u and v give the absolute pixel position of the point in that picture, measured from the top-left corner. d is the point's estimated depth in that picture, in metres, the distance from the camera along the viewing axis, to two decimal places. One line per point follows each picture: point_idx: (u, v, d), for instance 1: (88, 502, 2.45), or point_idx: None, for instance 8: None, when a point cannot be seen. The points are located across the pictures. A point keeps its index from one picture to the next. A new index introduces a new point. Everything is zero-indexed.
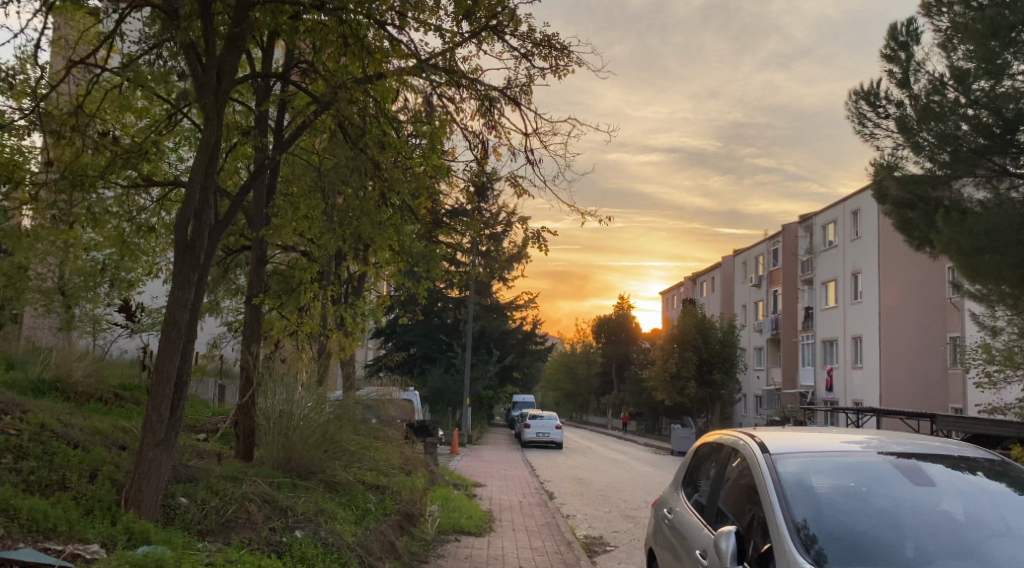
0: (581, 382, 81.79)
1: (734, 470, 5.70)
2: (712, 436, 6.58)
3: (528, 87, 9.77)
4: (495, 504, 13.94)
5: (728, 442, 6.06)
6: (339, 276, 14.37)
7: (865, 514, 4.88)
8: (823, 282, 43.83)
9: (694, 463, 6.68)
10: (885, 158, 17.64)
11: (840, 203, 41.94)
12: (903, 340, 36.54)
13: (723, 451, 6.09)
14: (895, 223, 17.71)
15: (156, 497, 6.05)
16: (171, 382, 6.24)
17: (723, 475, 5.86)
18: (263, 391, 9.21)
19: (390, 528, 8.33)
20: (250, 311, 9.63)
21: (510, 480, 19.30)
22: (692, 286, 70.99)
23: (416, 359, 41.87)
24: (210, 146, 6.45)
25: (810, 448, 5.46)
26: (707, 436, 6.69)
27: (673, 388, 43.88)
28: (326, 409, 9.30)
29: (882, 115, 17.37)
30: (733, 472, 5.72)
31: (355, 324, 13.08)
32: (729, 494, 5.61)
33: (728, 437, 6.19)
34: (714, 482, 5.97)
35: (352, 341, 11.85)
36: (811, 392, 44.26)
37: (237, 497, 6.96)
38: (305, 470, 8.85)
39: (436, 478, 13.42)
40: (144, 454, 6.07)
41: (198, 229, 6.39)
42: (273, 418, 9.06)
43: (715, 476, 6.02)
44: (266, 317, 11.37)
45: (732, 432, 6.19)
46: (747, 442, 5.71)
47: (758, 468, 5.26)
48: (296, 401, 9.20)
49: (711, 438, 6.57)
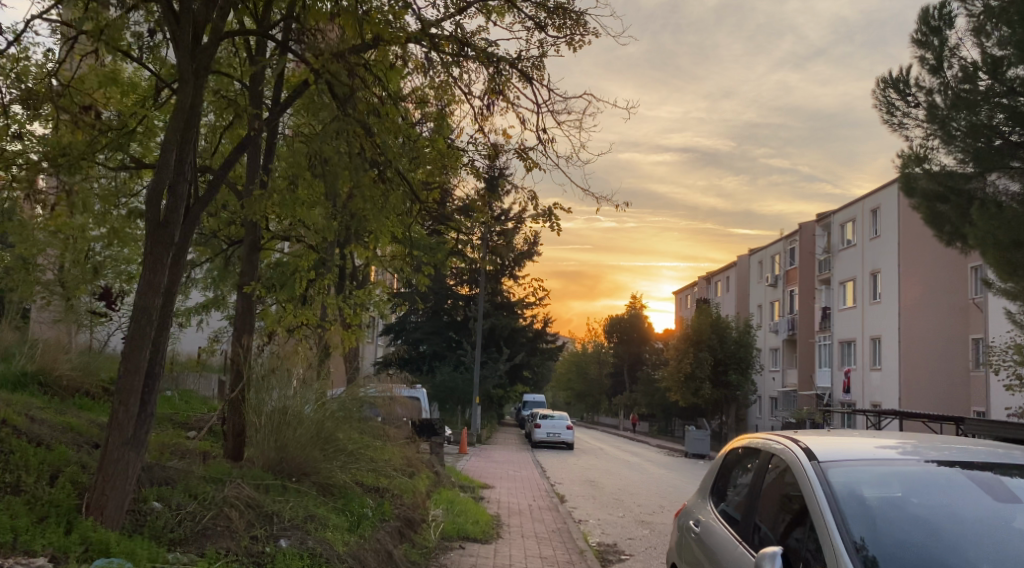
0: (592, 382, 81.07)
1: (772, 479, 5.01)
2: (744, 439, 5.91)
3: (540, 61, 9.13)
4: (504, 508, 13.26)
5: (764, 446, 5.39)
6: (341, 267, 13.73)
7: (928, 535, 4.19)
8: (840, 281, 42.98)
9: (724, 469, 5.97)
10: (914, 149, 16.90)
11: (859, 202, 41.08)
12: (924, 340, 35.65)
13: (760, 455, 5.38)
14: (924, 217, 16.87)
15: (122, 503, 5.41)
16: (141, 373, 5.61)
17: (758, 483, 5.18)
18: (256, 386, 8.58)
19: (388, 535, 7.68)
20: (241, 300, 8.99)
21: (520, 482, 18.62)
22: (706, 285, 70.14)
23: (425, 357, 41.26)
24: (187, 111, 5.88)
25: (859, 454, 4.76)
26: (738, 439, 6.01)
27: (688, 389, 43.12)
28: (323, 406, 8.66)
29: (911, 104, 16.60)
30: (770, 480, 5.03)
31: (358, 317, 12.46)
32: (766, 506, 4.92)
33: (762, 441, 5.50)
34: (749, 491, 5.27)
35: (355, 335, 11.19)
36: (827, 394, 43.38)
37: (217, 503, 6.31)
38: (298, 471, 8.20)
39: (442, 480, 12.75)
40: (109, 454, 5.44)
41: (173, 204, 5.76)
42: (266, 415, 8.43)
43: (747, 485, 5.35)
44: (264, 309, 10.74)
45: (767, 435, 5.51)
46: (788, 446, 5.01)
47: (802, 476, 4.57)
48: (291, 398, 8.55)
49: (742, 442, 5.90)
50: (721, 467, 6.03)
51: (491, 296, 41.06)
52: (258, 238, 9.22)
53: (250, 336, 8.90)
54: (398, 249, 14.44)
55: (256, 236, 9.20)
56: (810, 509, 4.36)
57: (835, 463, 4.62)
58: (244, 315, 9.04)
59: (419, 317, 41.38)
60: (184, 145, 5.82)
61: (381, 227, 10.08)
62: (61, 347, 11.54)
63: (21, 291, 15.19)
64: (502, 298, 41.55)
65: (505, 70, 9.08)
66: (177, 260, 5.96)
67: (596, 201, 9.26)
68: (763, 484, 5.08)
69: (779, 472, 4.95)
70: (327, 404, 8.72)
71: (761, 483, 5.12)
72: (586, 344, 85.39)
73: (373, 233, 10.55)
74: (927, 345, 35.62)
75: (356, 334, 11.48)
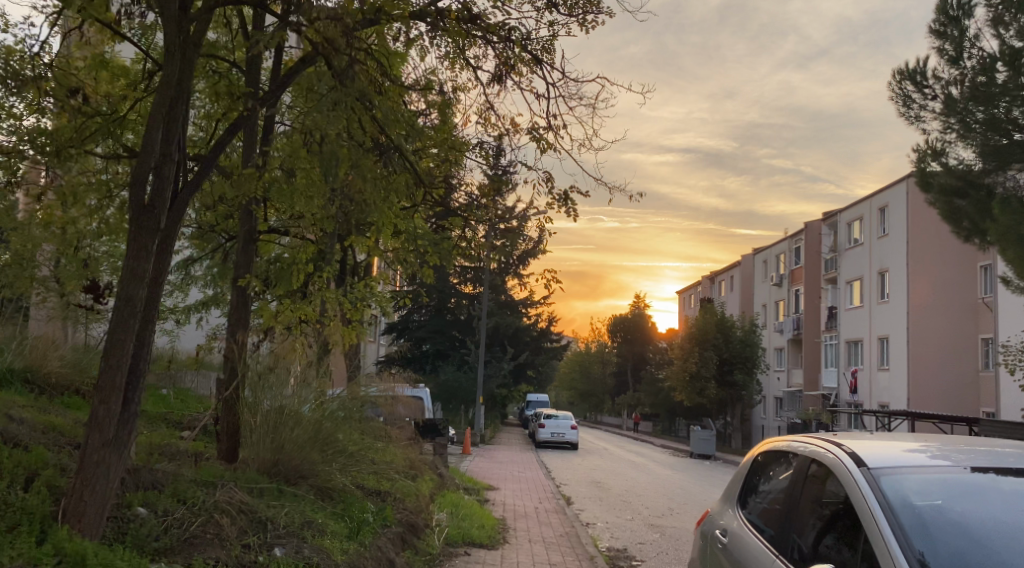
0: (595, 382, 80.63)
1: (814, 486, 4.56)
2: (776, 441, 5.45)
3: (551, 43, 8.74)
4: (509, 511, 12.85)
5: (802, 449, 4.93)
6: (343, 262, 13.31)
7: (992, 553, 3.76)
8: (847, 280, 42.50)
9: (754, 473, 5.53)
10: (931, 143, 16.46)
11: (867, 200, 40.60)
12: (934, 340, 35.19)
13: (798, 459, 4.93)
14: (940, 213, 16.44)
15: (101, 510, 5.00)
16: (123, 369, 5.18)
17: (796, 491, 4.72)
18: (250, 384, 8.15)
19: (389, 542, 7.26)
20: (235, 293, 8.55)
21: (525, 483, 18.20)
22: (710, 285, 69.68)
23: (428, 356, 40.84)
24: (175, 87, 5.50)
25: (911, 460, 4.32)
26: (769, 442, 5.56)
27: (693, 388, 42.66)
28: (324, 406, 8.22)
29: (928, 96, 16.15)
30: (811, 487, 4.58)
31: (359, 313, 12.05)
32: (806, 516, 4.47)
33: (799, 444, 5.05)
34: (785, 499, 4.82)
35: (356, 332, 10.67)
36: (834, 394, 42.90)
37: (208, 508, 5.90)
38: (295, 473, 7.79)
39: (446, 483, 12.30)
40: (87, 456, 5.03)
41: (159, 186, 5.34)
42: (262, 415, 8.01)
43: (782, 491, 4.90)
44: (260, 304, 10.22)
45: (805, 438, 5.06)
46: (830, 452, 4.56)
47: (850, 485, 4.13)
48: (289, 397, 8.12)
49: (774, 445, 5.44)
50: (749, 472, 5.59)
51: (495, 295, 40.67)
52: (254, 226, 8.80)
53: (246, 331, 8.46)
54: (399, 244, 14.01)
55: (252, 225, 8.77)
56: (862, 521, 3.93)
57: (885, 469, 4.19)
58: (238, 309, 8.59)
59: (422, 316, 41.00)
60: (171, 122, 5.43)
61: (383, 219, 9.70)
62: (53, 342, 11.15)
63: (14, 286, 14.75)
64: (506, 296, 41.16)
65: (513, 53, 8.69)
66: (164, 246, 5.58)
67: (610, 189, 8.90)
68: (803, 492, 4.62)
69: (822, 478, 4.50)
70: (328, 404, 8.31)
71: (800, 490, 4.67)
72: (589, 344, 84.93)
73: (375, 225, 10.16)
74: (936, 345, 35.17)
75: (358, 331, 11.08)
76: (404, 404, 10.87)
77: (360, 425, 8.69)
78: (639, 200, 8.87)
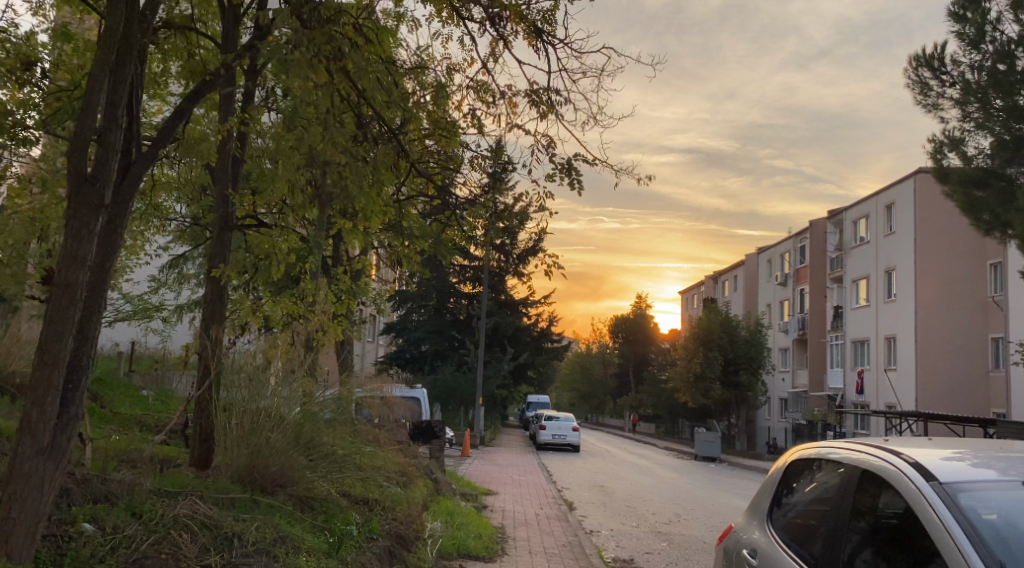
0: (597, 383, 79.95)
1: (863, 500, 3.84)
2: (810, 448, 4.74)
3: (551, 12, 8.10)
4: (508, 519, 12.16)
5: (844, 456, 4.22)
6: (337, 257, 12.71)
7: None
8: (854, 279, 41.74)
9: (786, 483, 4.79)
10: (949, 132, 15.78)
11: (873, 197, 39.82)
12: (944, 339, 34.50)
13: (843, 467, 4.19)
14: (959, 205, 15.72)
15: (33, 528, 4.34)
16: (60, 366, 4.50)
17: (836, 506, 4.01)
18: (223, 383, 7.43)
19: (374, 560, 6.55)
20: (209, 285, 7.83)
21: (524, 488, 17.55)
22: (712, 285, 69.00)
23: (427, 357, 40.12)
24: (122, 40, 4.89)
25: (989, 473, 3.59)
26: (799, 450, 4.85)
27: (697, 389, 41.88)
28: (308, 409, 7.49)
29: (947, 83, 15.48)
30: (860, 503, 3.86)
31: (349, 305, 11.32)
32: (854, 536, 3.76)
33: (839, 451, 4.34)
34: (828, 512, 4.09)
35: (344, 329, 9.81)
36: (840, 395, 42.20)
37: (167, 525, 5.23)
38: (271, 481, 7.08)
39: (440, 489, 11.59)
40: (17, 464, 4.38)
41: (105, 156, 4.69)
42: (236, 417, 7.29)
43: (820, 505, 4.18)
44: (238, 297, 9.42)
45: (848, 443, 4.35)
46: (886, 459, 3.83)
47: (920, 503, 3.40)
48: (269, 398, 7.39)
49: (809, 451, 4.72)
50: (782, 480, 4.85)
51: (495, 294, 39.96)
52: (231, 213, 7.96)
53: (221, 328, 7.72)
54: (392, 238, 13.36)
55: (228, 214, 7.93)
56: (938, 548, 3.21)
57: (962, 485, 3.47)
58: (212, 302, 7.86)
59: (420, 316, 40.19)
60: (117, 80, 4.79)
61: (373, 207, 9.05)
62: (20, 341, 10.45)
63: None
64: (507, 295, 40.46)
65: (510, 23, 8.11)
66: (110, 224, 4.95)
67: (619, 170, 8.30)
68: (846, 508, 3.90)
69: (872, 493, 3.78)
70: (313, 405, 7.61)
71: (844, 505, 3.94)
72: (591, 345, 84.25)
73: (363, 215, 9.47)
74: (946, 345, 34.47)
75: (344, 327, 10.38)
76: (396, 403, 10.21)
77: (346, 429, 7.97)
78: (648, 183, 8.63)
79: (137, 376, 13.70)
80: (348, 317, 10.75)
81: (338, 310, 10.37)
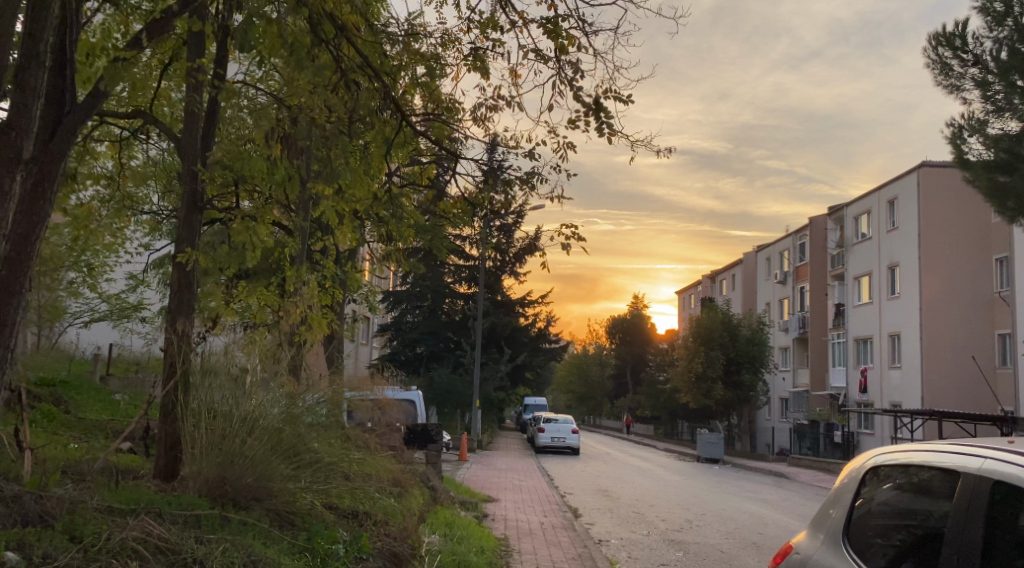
0: (594, 385, 79.03)
1: (1003, 516, 3.06)
2: (868, 459, 4.08)
3: None
4: (511, 529, 11.30)
5: (926, 465, 3.62)
6: (325, 249, 11.96)
7: None
8: (855, 276, 40.98)
9: (857, 494, 4.01)
10: (972, 113, 15.00)
11: (876, 192, 39.01)
12: (949, 335, 33.74)
13: (954, 474, 3.41)
14: (983, 191, 14.95)
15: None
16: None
17: (955, 519, 3.26)
18: (193, 382, 6.49)
19: None
20: (176, 272, 6.89)
21: (525, 493, 16.70)
22: (710, 285, 68.23)
23: (422, 359, 39.17)
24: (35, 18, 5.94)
25: None
26: (866, 458, 4.10)
27: (699, 390, 41.08)
28: (292, 410, 6.62)
29: (968, 62, 14.74)
30: (995, 520, 3.08)
31: (337, 296, 10.43)
32: (997, 558, 3.02)
33: (921, 458, 3.69)
34: (943, 529, 3.31)
35: (326, 323, 8.94)
36: (843, 394, 41.43)
37: (110, 552, 4.33)
38: (246, 493, 6.21)
39: (439, 498, 10.73)
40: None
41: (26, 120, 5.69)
42: (206, 420, 6.39)
43: (928, 523, 3.43)
44: (207, 288, 8.52)
45: (925, 447, 3.75)
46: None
47: None
48: (250, 400, 6.51)
49: (864, 464, 4.08)
50: (850, 491, 4.07)
51: (491, 294, 39.10)
52: (200, 189, 6.92)
53: (189, 320, 6.76)
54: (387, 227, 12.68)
55: (197, 190, 6.88)
56: None
57: None
58: (180, 292, 6.90)
59: (415, 317, 39.23)
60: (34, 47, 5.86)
61: (362, 187, 8.19)
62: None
63: None
64: (503, 295, 39.64)
65: None
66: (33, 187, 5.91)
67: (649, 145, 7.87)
68: (975, 520, 3.15)
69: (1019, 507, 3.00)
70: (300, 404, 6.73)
71: (969, 516, 3.19)
72: (587, 346, 83.37)
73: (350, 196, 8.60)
74: (952, 341, 33.70)
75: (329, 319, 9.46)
76: (385, 403, 9.38)
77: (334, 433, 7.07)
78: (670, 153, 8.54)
79: (111, 380, 12.77)
80: (332, 308, 9.85)
81: (323, 301, 9.44)
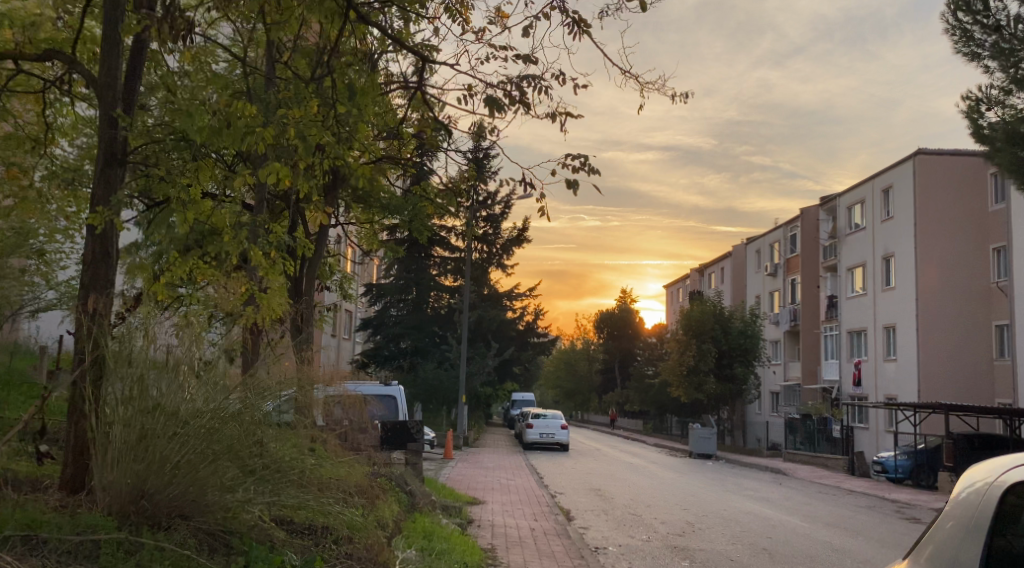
0: (581, 381, 77.61)
1: None
2: (959, 485, 3.25)
3: None
4: (498, 538, 10.09)
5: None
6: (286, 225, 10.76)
7: None
8: (848, 267, 40.00)
9: (947, 531, 3.13)
10: (995, 83, 13.88)
11: (869, 181, 38.03)
12: (947, 326, 32.78)
13: None
14: (1006, 165, 13.82)
15: None
16: None
17: None
18: (111, 371, 5.25)
19: None
20: (91, 238, 5.69)
21: (513, 495, 15.54)
22: (699, 278, 67.24)
23: (406, 354, 37.88)
24: None
25: None
26: (960, 482, 3.26)
27: (690, 383, 40.03)
28: (232, 406, 5.45)
29: (990, 26, 13.63)
30: None
31: (292, 271, 9.14)
32: None
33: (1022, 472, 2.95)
34: None
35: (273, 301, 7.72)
36: (836, 387, 40.50)
37: None
38: (168, 510, 5.11)
39: (417, 505, 9.53)
40: None
41: None
42: (122, 418, 5.18)
43: None
44: (138, 265, 7.24)
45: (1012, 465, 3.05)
46: None
47: None
48: (183, 393, 5.33)
49: (954, 493, 3.24)
50: (946, 526, 3.14)
51: (477, 287, 38.05)
52: (120, 137, 5.73)
53: (103, 297, 5.55)
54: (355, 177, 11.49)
55: (116, 139, 5.71)
56: None
57: None
58: (95, 263, 5.69)
59: (400, 311, 37.88)
60: None
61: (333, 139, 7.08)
62: None
63: None
64: (490, 288, 38.55)
65: None
66: None
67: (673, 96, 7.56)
68: None
69: None
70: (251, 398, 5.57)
71: None
72: (574, 343, 81.88)
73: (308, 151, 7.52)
74: (950, 331, 32.73)
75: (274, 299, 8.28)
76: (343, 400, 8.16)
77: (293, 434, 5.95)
78: (689, 94, 7.93)
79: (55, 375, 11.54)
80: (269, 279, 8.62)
81: (269, 275, 8.25)
